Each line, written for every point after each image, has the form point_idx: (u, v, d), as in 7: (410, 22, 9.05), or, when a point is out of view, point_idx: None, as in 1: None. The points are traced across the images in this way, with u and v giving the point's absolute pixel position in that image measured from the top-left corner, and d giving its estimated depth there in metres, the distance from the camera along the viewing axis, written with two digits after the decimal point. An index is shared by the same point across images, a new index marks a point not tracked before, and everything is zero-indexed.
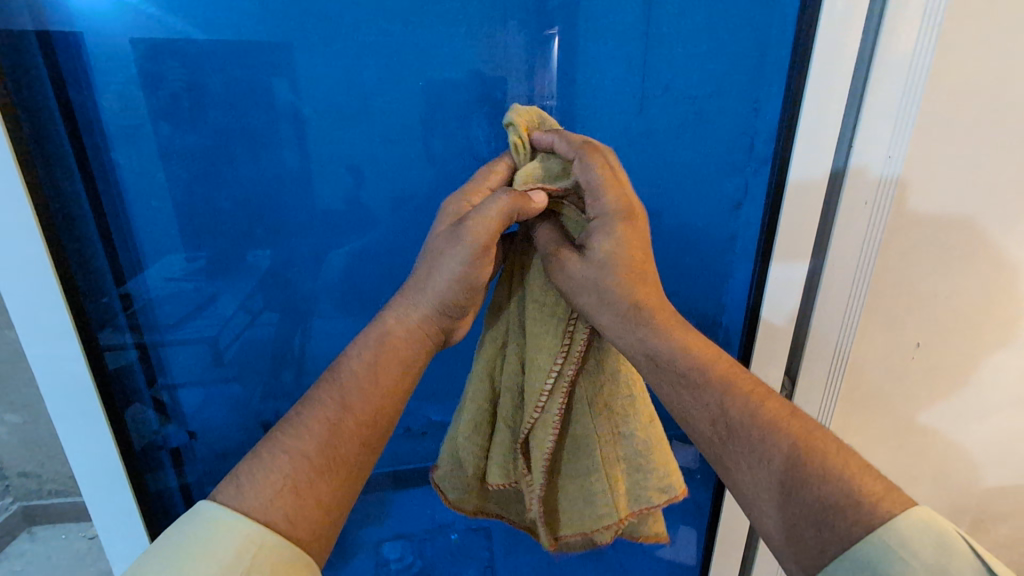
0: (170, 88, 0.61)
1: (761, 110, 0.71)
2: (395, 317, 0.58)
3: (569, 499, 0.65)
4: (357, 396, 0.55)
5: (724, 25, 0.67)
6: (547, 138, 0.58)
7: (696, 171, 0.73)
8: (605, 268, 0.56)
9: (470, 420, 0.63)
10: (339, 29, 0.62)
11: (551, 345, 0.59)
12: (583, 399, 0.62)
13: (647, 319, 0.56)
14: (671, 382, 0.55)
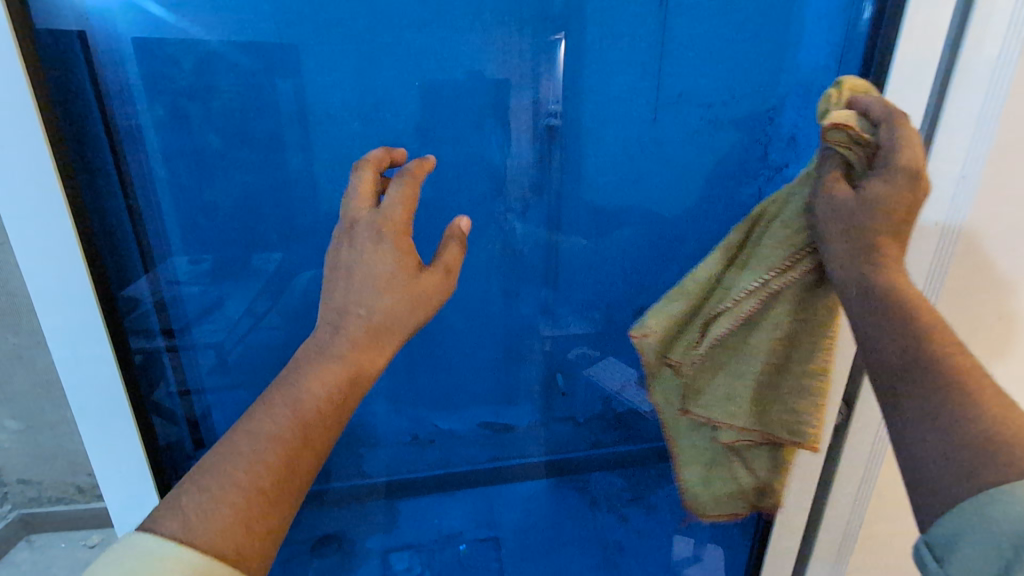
0: (173, 90, 0.60)
1: (772, 117, 0.71)
2: (355, 334, 0.49)
3: (712, 398, 0.62)
4: (315, 416, 0.47)
5: (735, 31, 0.67)
6: (869, 99, 0.53)
7: (707, 179, 0.73)
8: (864, 204, 0.50)
9: (720, 350, 0.61)
10: (347, 31, 0.61)
11: (777, 257, 0.57)
12: (776, 315, 0.58)
13: (873, 262, 0.49)
14: (864, 309, 0.49)
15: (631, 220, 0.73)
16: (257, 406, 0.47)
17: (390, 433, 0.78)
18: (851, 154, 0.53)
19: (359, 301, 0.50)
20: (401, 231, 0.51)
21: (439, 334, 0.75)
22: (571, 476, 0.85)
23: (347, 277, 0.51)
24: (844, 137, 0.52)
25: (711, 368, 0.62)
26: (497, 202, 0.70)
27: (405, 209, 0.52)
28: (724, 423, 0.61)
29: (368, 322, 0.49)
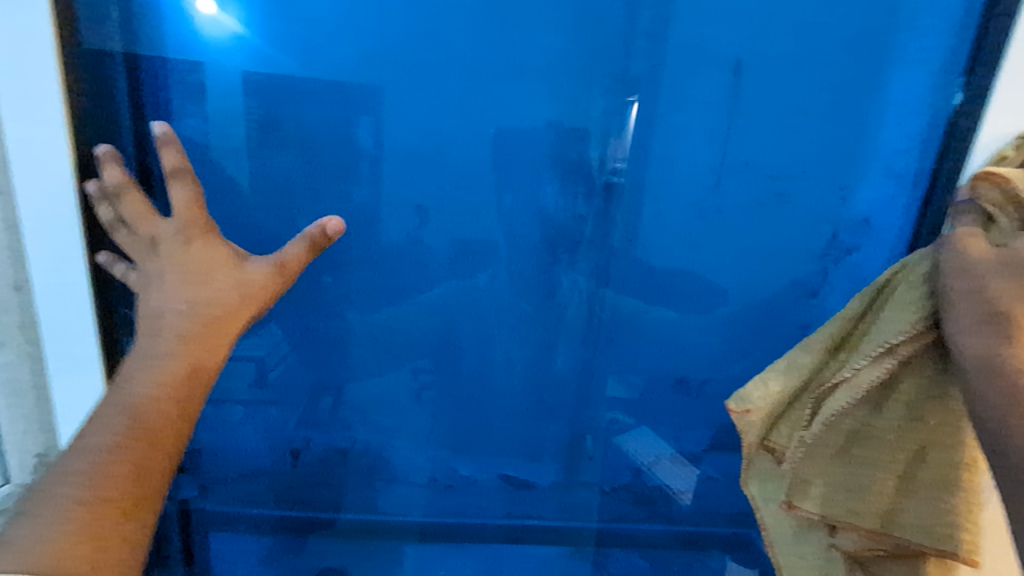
0: (262, 118, 0.65)
1: (846, 198, 0.67)
2: (185, 330, 0.53)
3: (826, 490, 0.58)
4: (158, 414, 0.51)
5: (812, 108, 0.65)
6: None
7: (771, 253, 0.69)
8: (1009, 271, 0.50)
9: (831, 435, 0.58)
10: (428, 78, 0.64)
11: (899, 330, 0.53)
12: (901, 396, 0.56)
13: (1015, 335, 0.48)
14: (1006, 394, 0.45)
15: (684, 286, 0.71)
16: (119, 401, 0.51)
17: (409, 472, 0.77)
18: (1010, 210, 0.53)
19: (179, 299, 0.54)
20: (202, 232, 0.56)
21: (478, 377, 0.74)
22: (588, 549, 0.79)
23: (174, 280, 0.54)
24: (997, 195, 0.54)
25: (827, 455, 0.58)
26: (545, 252, 0.70)
27: (200, 214, 0.57)
28: (849, 524, 0.57)
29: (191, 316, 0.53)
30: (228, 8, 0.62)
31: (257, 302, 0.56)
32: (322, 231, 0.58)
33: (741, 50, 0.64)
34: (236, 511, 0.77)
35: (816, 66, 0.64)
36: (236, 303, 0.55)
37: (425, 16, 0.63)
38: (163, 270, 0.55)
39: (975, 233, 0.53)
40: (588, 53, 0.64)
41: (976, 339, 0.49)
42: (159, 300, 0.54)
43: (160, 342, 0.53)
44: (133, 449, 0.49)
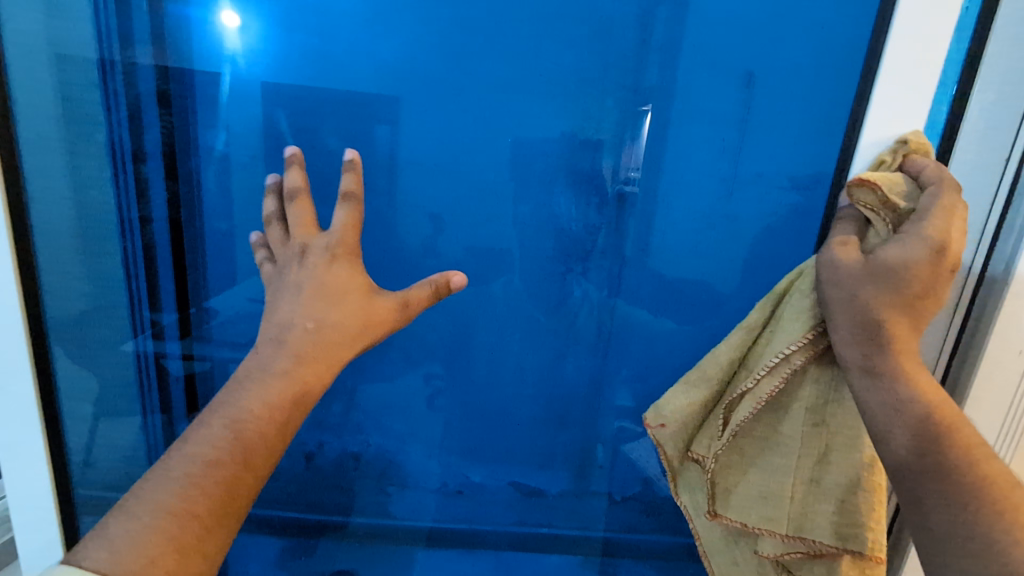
0: (282, 129, 0.67)
1: None
2: (303, 351, 0.53)
3: (743, 499, 0.58)
4: (257, 433, 0.49)
5: (826, 118, 0.64)
6: (921, 164, 0.56)
7: (782, 263, 0.69)
8: (873, 275, 0.49)
9: (741, 444, 0.59)
10: (442, 88, 0.66)
11: (791, 338, 0.54)
12: (804, 402, 0.55)
13: (888, 343, 0.48)
14: (884, 405, 0.48)
15: (698, 296, 0.71)
16: (225, 415, 0.49)
17: (421, 477, 0.78)
18: (884, 214, 0.54)
19: (306, 316, 0.54)
20: (352, 253, 0.57)
21: (488, 382, 0.74)
22: (595, 557, 0.79)
23: (306, 295, 0.54)
24: (873, 199, 0.55)
25: (740, 462, 0.59)
26: (558, 261, 0.70)
27: (354, 234, 0.57)
28: (766, 531, 0.56)
29: (312, 335, 0.53)
30: (251, 22, 0.64)
31: (371, 330, 0.55)
32: (447, 287, 0.57)
33: (753, 60, 0.64)
34: (250, 512, 0.79)
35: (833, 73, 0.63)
36: (358, 329, 0.55)
37: (440, 28, 0.64)
38: (300, 282, 0.55)
39: (849, 239, 0.54)
40: (602, 65, 0.65)
41: (861, 348, 0.49)
42: (289, 312, 0.54)
43: (279, 361, 0.52)
44: (227, 466, 0.47)
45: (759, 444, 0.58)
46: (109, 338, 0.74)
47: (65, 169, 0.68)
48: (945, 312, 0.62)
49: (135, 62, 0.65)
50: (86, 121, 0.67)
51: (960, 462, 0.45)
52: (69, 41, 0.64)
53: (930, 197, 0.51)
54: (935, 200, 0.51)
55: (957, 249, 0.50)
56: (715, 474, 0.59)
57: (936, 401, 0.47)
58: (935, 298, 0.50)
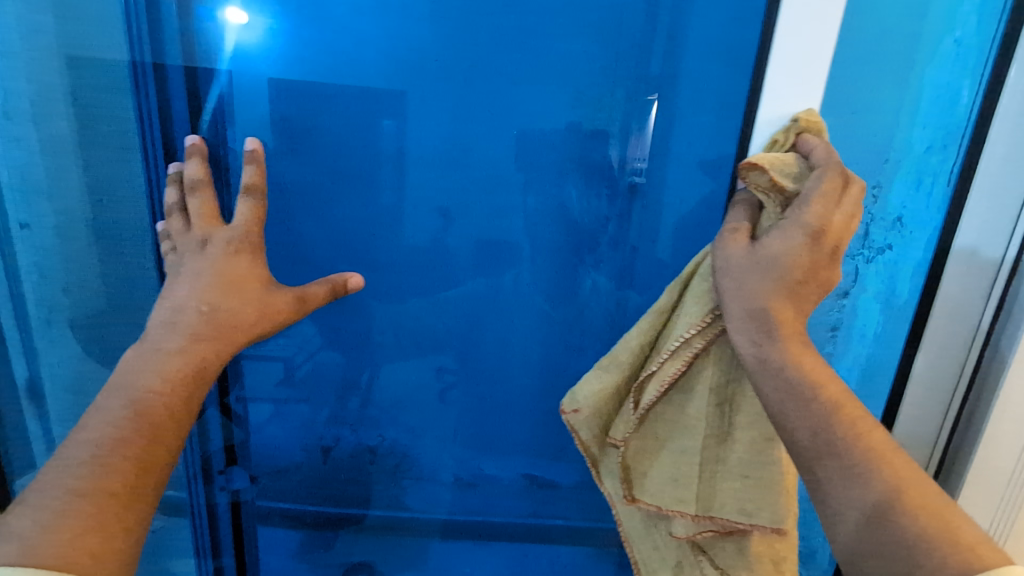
0: (291, 125, 0.67)
1: (877, 195, 0.65)
2: (200, 328, 0.53)
3: (657, 481, 0.59)
4: (162, 408, 0.50)
5: (844, 103, 0.62)
6: (812, 143, 0.56)
7: None
8: (760, 263, 0.50)
9: (652, 427, 0.60)
10: (448, 81, 0.65)
11: (689, 323, 0.55)
12: (705, 383, 0.57)
13: (776, 328, 0.48)
14: (777, 390, 0.47)
15: None
16: (127, 394, 0.50)
17: (435, 470, 0.78)
18: (776, 197, 0.54)
19: (202, 299, 0.54)
20: (254, 248, 0.58)
21: (497, 375, 0.74)
22: (610, 549, 0.80)
23: (205, 277, 0.55)
24: (764, 181, 0.54)
25: (652, 445, 0.60)
26: (569, 252, 0.70)
27: (258, 228, 0.59)
28: (678, 511, 0.58)
29: (206, 318, 0.54)
30: (255, 17, 0.64)
31: (269, 320, 0.57)
32: (345, 286, 0.62)
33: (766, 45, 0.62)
34: (269, 506, 0.80)
35: (851, 55, 0.61)
36: (255, 317, 0.56)
37: (446, 20, 0.64)
38: (200, 271, 0.56)
39: (739, 227, 0.54)
40: (611, 54, 0.64)
41: (750, 333, 0.49)
42: (183, 294, 0.55)
43: (172, 339, 0.53)
44: (135, 442, 0.48)
45: (671, 426, 0.59)
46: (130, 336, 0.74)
47: (80, 170, 0.68)
48: (979, 300, 0.65)
49: (144, 60, 0.65)
50: (114, 122, 0.67)
51: (845, 436, 0.44)
52: (81, 41, 0.65)
53: (812, 181, 0.51)
54: (817, 184, 0.51)
55: (838, 229, 0.50)
56: (629, 459, 0.60)
57: (823, 384, 0.46)
58: (819, 278, 0.50)
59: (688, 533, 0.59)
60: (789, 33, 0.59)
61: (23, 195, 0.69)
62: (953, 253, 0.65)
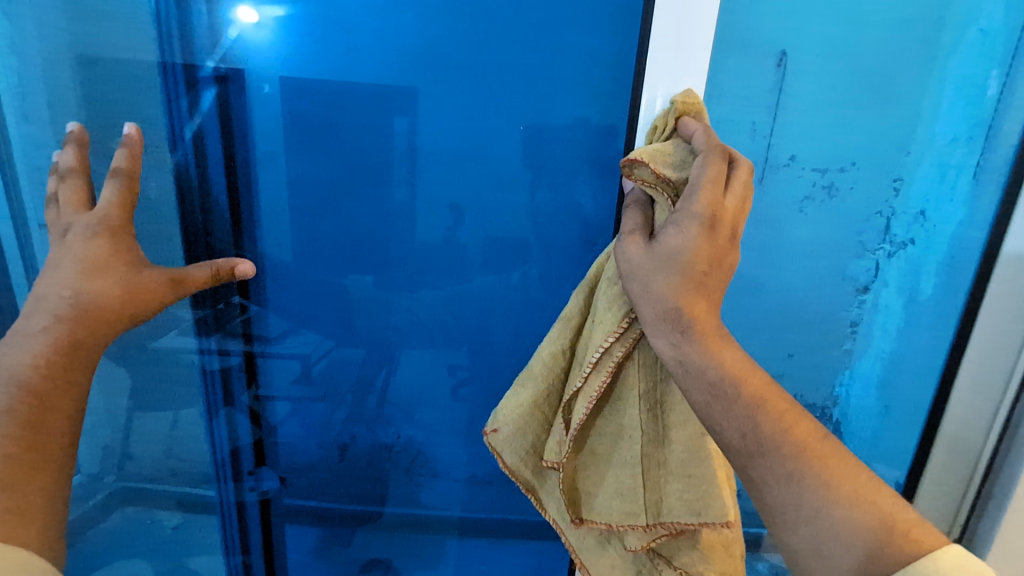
0: (307, 124, 0.67)
1: (899, 188, 0.64)
2: (63, 310, 0.54)
3: (603, 498, 0.57)
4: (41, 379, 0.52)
5: (864, 94, 0.61)
6: (692, 127, 0.54)
7: (818, 249, 0.66)
8: (662, 267, 0.48)
9: (586, 441, 0.58)
10: (460, 75, 0.65)
11: (605, 331, 0.53)
12: (635, 389, 0.55)
13: (690, 327, 0.46)
14: (702, 392, 0.45)
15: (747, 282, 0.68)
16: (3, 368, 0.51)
17: (448, 467, 0.78)
18: (668, 192, 0.52)
19: (62, 285, 0.55)
20: (121, 229, 0.58)
21: (510, 373, 0.74)
22: None
23: (65, 267, 0.55)
24: (650, 176, 0.53)
25: (591, 461, 0.58)
26: (584, 249, 0.69)
27: (123, 212, 0.58)
28: (628, 525, 0.55)
29: (71, 303, 0.54)
30: (267, 15, 0.64)
31: (136, 302, 0.57)
32: (234, 271, 0.65)
33: (783, 38, 0.59)
34: (289, 502, 0.80)
35: (873, 44, 0.59)
36: (123, 298, 0.56)
37: (460, 15, 0.63)
38: (59, 259, 0.56)
39: (636, 228, 0.51)
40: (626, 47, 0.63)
41: (665, 338, 0.47)
42: (45, 283, 0.55)
43: (35, 322, 0.54)
44: (22, 409, 0.50)
45: (608, 437, 0.57)
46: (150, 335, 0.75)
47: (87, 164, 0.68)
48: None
49: (157, 60, 0.65)
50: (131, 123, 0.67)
51: (775, 432, 0.43)
52: (91, 38, 0.64)
53: (699, 168, 0.50)
54: (705, 169, 0.49)
55: (730, 214, 0.49)
56: (572, 480, 0.58)
57: (747, 379, 0.45)
58: (722, 267, 0.48)
59: (643, 543, 0.56)
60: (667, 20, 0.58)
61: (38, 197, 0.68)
62: (999, 262, 0.64)
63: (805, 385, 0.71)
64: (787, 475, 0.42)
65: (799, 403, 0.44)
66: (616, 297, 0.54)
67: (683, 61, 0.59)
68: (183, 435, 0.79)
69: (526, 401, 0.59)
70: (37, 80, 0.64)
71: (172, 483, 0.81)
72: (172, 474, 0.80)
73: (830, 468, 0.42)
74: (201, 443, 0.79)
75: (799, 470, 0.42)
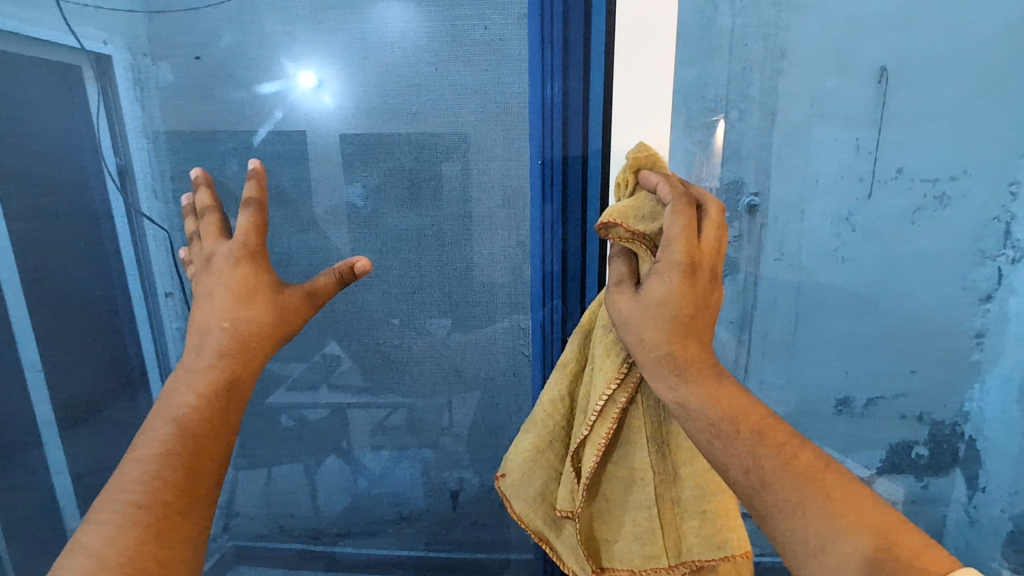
0: (401, 179, 0.66)
1: (1017, 192, 0.62)
2: (219, 342, 0.46)
3: (623, 544, 0.51)
4: (195, 415, 0.43)
5: (972, 101, 0.60)
6: (654, 177, 0.48)
7: (933, 259, 0.65)
8: (647, 315, 0.44)
9: (599, 489, 0.53)
10: (573, 112, 0.62)
11: (605, 377, 0.49)
12: (641, 431, 0.50)
13: (687, 370, 0.44)
14: (703, 430, 0.42)
15: (863, 299, 0.66)
16: (159, 405, 0.43)
17: None
18: (643, 245, 0.47)
19: (219, 317, 0.46)
20: (252, 255, 0.49)
21: None
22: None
23: (217, 296, 0.47)
24: (623, 234, 0.47)
25: (605, 508, 0.53)
26: None
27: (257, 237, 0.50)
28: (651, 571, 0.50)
29: (233, 335, 0.46)
30: (332, 78, 0.64)
31: (283, 326, 0.48)
32: (354, 271, 0.49)
33: (885, 54, 0.60)
34: (402, 553, 0.80)
35: (978, 52, 0.59)
36: (273, 322, 0.48)
37: (577, 53, 0.61)
38: (206, 292, 0.48)
39: (620, 282, 0.48)
40: (723, 66, 0.61)
41: (660, 386, 0.44)
42: (197, 318, 0.47)
43: (200, 357, 0.46)
44: (178, 452, 0.41)
45: (624, 485, 0.51)
46: (258, 392, 0.75)
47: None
48: None
49: (254, 125, 0.65)
50: (227, 191, 0.68)
51: (779, 466, 0.40)
52: (215, 117, 0.65)
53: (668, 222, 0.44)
54: (677, 217, 0.44)
55: (710, 256, 0.45)
56: (588, 530, 0.53)
57: (747, 418, 0.42)
58: (707, 308, 0.45)
59: None
60: (724, 52, 0.60)
61: (165, 266, 0.70)
62: None
63: (932, 402, 0.68)
64: (794, 506, 0.38)
65: (798, 433, 0.41)
66: (608, 343, 0.50)
67: (728, 95, 0.61)
68: (293, 490, 0.79)
69: (532, 450, 0.55)
70: (160, 153, 0.67)
71: (282, 539, 0.81)
72: (282, 530, 0.81)
73: (833, 498, 0.38)
74: (310, 497, 0.79)
75: (806, 500, 0.38)
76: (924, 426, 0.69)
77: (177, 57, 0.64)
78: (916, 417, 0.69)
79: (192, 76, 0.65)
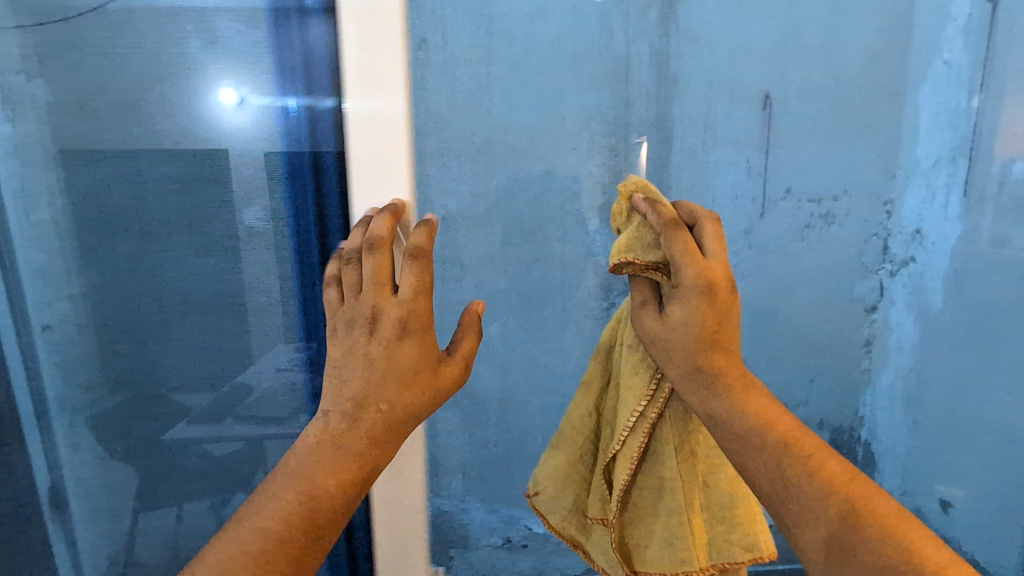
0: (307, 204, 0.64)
1: (891, 210, 0.67)
2: (361, 419, 0.49)
3: (654, 555, 0.51)
4: (324, 492, 0.47)
5: (847, 127, 0.65)
6: (643, 205, 0.49)
7: (824, 274, 0.68)
8: (676, 336, 0.46)
9: (632, 502, 0.52)
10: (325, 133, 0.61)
11: (638, 392, 0.50)
12: (670, 442, 0.50)
13: (717, 384, 0.46)
14: (730, 440, 0.46)
15: (762, 314, 0.69)
16: (292, 475, 0.48)
17: (479, 533, 0.75)
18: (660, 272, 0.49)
19: (381, 398, 0.49)
20: (424, 326, 0.50)
21: (530, 432, 0.72)
22: None
23: (381, 362, 0.49)
24: (636, 266, 0.49)
25: (638, 520, 0.52)
26: (599, 298, 0.68)
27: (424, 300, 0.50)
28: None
29: (387, 416, 0.49)
30: (253, 93, 0.61)
31: (435, 393, 0.50)
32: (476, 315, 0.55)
33: (767, 83, 0.64)
34: None
35: (850, 82, 0.64)
36: (427, 402, 0.50)
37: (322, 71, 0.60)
38: (351, 360, 0.50)
39: (645, 304, 0.49)
40: (620, 91, 0.63)
41: (694, 398, 0.47)
42: (370, 382, 0.49)
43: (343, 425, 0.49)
44: (295, 539, 0.45)
45: (654, 496, 0.51)
46: (152, 431, 0.70)
47: (86, 258, 0.64)
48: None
49: (142, 145, 0.62)
50: (115, 215, 0.63)
51: (816, 479, 0.43)
52: (98, 137, 0.62)
53: (670, 245, 0.46)
54: (677, 239, 0.46)
55: (722, 270, 0.46)
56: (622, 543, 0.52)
57: (780, 428, 0.46)
58: (728, 322, 0.47)
59: None
60: (621, 78, 0.62)
61: (42, 296, 0.65)
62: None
63: (831, 410, 0.72)
64: (816, 516, 0.43)
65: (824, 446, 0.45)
66: (636, 354, 0.51)
67: (626, 120, 0.63)
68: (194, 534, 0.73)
69: (560, 464, 0.56)
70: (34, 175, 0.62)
71: None
72: None
73: (848, 502, 0.42)
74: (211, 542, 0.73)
75: (825, 509, 0.42)
76: (825, 434, 0.72)
77: (55, 74, 0.60)
78: (817, 425, 0.72)
79: (69, 94, 0.61)
